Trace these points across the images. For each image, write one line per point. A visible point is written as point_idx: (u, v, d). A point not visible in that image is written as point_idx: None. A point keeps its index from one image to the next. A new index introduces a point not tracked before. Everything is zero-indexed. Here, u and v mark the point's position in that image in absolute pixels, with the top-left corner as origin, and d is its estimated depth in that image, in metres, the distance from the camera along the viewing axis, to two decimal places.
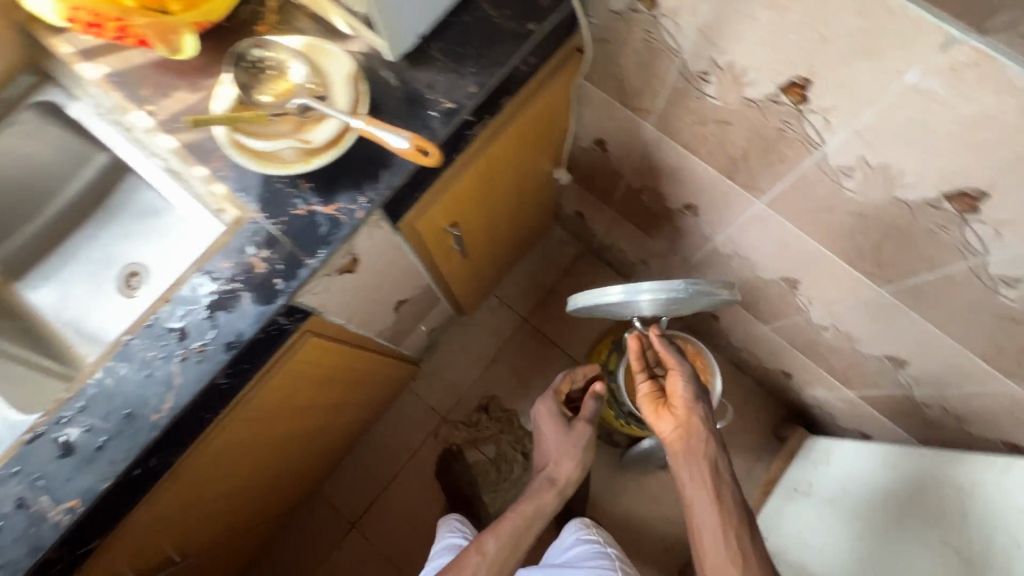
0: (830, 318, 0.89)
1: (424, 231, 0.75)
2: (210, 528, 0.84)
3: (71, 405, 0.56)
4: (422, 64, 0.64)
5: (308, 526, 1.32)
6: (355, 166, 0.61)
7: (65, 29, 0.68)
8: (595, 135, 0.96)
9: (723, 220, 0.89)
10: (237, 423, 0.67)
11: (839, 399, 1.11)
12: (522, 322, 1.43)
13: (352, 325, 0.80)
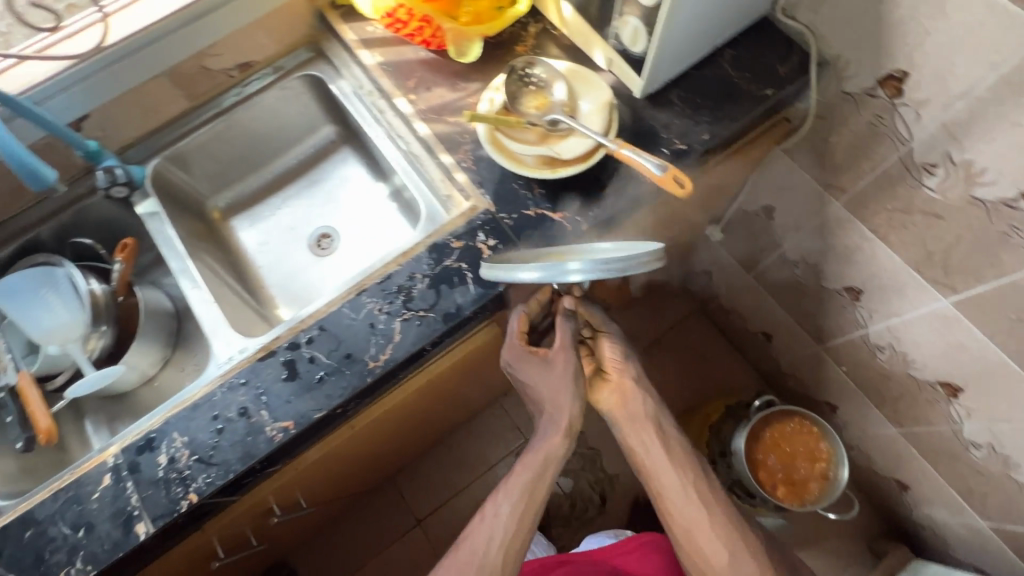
0: (988, 435, 0.85)
1: None
2: (329, 487, 0.87)
3: (302, 336, 0.62)
4: (661, 106, 0.71)
5: (372, 514, 1.29)
6: (587, 183, 0.66)
7: (353, 20, 0.79)
8: (765, 201, 0.99)
9: (888, 310, 0.88)
10: (413, 391, 0.71)
11: (962, 526, 1.04)
12: None
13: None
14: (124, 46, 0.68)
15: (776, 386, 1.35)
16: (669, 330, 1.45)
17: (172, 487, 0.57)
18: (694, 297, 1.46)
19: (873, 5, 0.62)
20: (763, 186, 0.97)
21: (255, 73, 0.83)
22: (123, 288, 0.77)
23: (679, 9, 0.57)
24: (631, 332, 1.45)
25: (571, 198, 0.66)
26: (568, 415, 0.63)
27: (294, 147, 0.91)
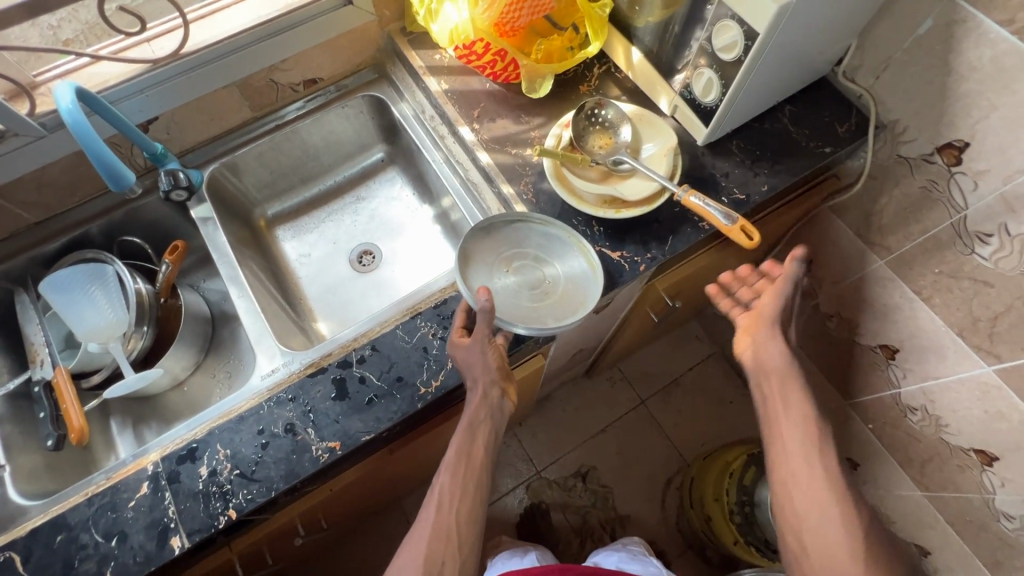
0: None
1: (653, 295, 0.79)
2: (347, 510, 0.84)
3: (355, 355, 0.62)
4: (720, 154, 0.72)
5: (375, 538, 1.22)
6: (646, 225, 0.67)
7: (421, 47, 0.81)
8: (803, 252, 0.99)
9: (924, 371, 0.88)
10: (450, 417, 0.70)
11: None
12: (639, 403, 1.41)
13: (551, 359, 0.83)
14: (201, 55, 0.70)
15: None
16: (689, 370, 1.44)
17: (211, 501, 0.55)
18: (715, 338, 1.46)
19: (940, 76, 0.64)
20: (802, 237, 0.98)
21: (318, 89, 0.85)
22: (166, 290, 0.77)
23: (757, 65, 0.60)
24: (650, 369, 1.44)
25: (629, 239, 0.67)
26: (482, 383, 0.57)
27: (345, 163, 0.92)
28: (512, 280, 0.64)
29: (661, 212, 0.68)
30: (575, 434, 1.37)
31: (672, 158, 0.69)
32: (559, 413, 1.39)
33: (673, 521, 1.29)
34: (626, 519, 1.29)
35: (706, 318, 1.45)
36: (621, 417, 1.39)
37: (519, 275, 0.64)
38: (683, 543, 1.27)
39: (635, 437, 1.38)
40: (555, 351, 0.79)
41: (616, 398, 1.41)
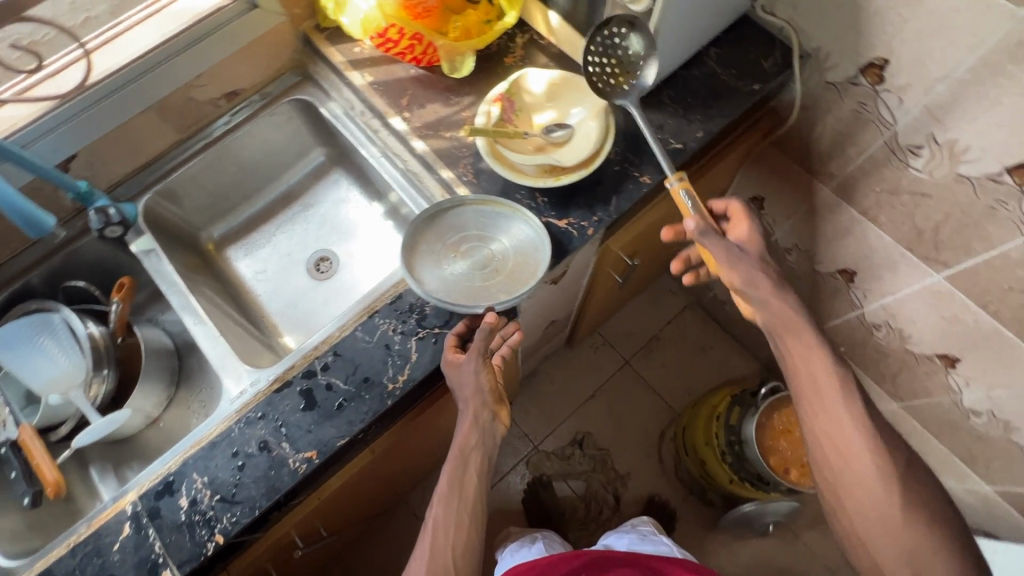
0: (988, 401, 0.88)
1: (611, 257, 0.80)
2: (346, 515, 0.85)
3: (320, 362, 0.61)
4: (654, 107, 0.72)
5: (386, 536, 1.24)
6: (588, 189, 0.67)
7: (340, 42, 0.79)
8: (754, 192, 1.01)
9: (882, 289, 0.90)
10: (428, 410, 0.70)
11: (968, 493, 1.05)
12: (624, 363, 1.43)
13: (523, 334, 0.84)
14: (110, 83, 0.69)
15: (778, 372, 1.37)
16: (667, 324, 1.47)
17: (196, 530, 0.55)
18: (688, 288, 1.48)
19: None
20: (751, 177, 0.99)
21: (241, 100, 0.82)
22: (122, 328, 0.76)
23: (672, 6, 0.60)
24: (630, 329, 1.47)
25: (573, 204, 0.67)
26: (471, 405, 0.59)
27: (286, 172, 0.90)
28: (461, 265, 0.63)
29: (602, 173, 0.68)
30: (566, 403, 1.39)
31: (606, 116, 0.68)
32: (548, 386, 1.41)
33: (671, 470, 1.33)
34: (626, 477, 1.33)
35: (677, 269, 1.47)
36: (609, 380, 1.41)
37: (469, 259, 0.64)
38: (684, 490, 1.31)
39: (624, 397, 1.40)
40: (524, 325, 0.80)
41: (601, 362, 1.43)
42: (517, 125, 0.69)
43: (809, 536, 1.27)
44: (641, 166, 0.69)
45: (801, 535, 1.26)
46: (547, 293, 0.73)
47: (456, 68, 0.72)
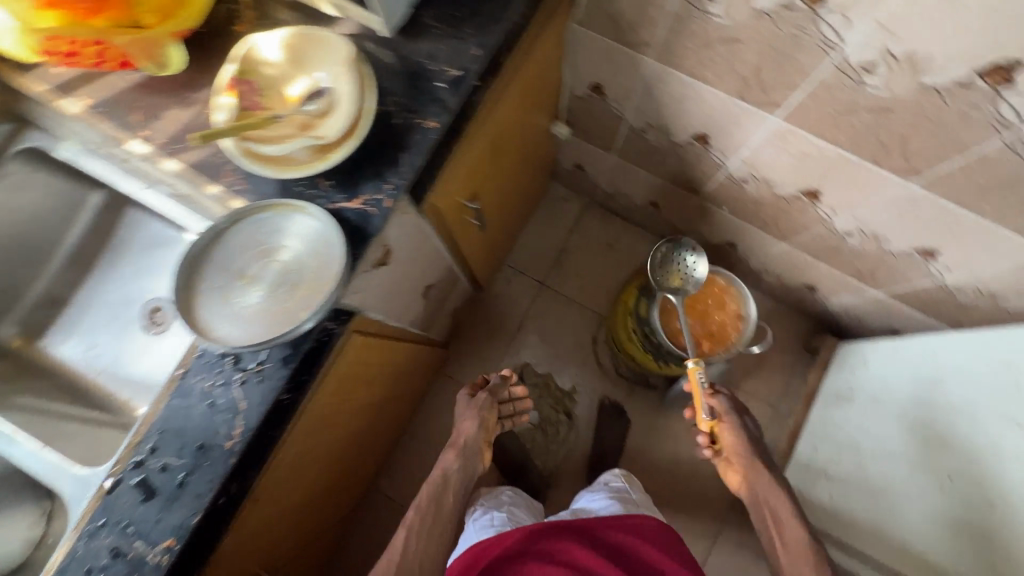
0: (854, 221, 0.88)
1: (445, 208, 0.72)
2: (274, 556, 0.81)
3: (144, 447, 0.55)
4: (419, 34, 0.62)
5: (368, 524, 1.27)
6: (372, 154, 0.59)
7: (34, 66, 0.65)
8: (590, 81, 0.93)
9: (735, 144, 0.87)
10: (301, 439, 0.65)
11: (867, 302, 1.10)
12: (540, 287, 1.41)
13: (387, 318, 0.78)
14: None
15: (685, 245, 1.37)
16: (570, 234, 1.43)
17: None
18: (580, 191, 1.44)
19: None
20: (581, 66, 0.91)
21: None
22: None
23: None
24: (536, 251, 1.43)
25: (360, 175, 0.58)
26: (461, 443, 0.85)
27: (68, 232, 0.79)
28: (257, 296, 0.56)
29: (381, 130, 0.60)
30: (496, 345, 1.38)
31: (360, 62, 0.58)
32: (473, 334, 1.39)
33: (612, 371, 1.36)
34: (573, 393, 1.35)
35: (563, 177, 1.41)
36: (530, 308, 1.40)
37: (263, 287, 0.56)
38: (628, 385, 1.35)
39: (549, 319, 1.39)
40: (377, 315, 0.73)
41: (517, 293, 1.41)
42: (267, 105, 0.59)
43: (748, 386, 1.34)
44: (422, 108, 0.60)
45: (741, 387, 1.33)
46: (380, 277, 0.66)
47: (165, 66, 0.61)
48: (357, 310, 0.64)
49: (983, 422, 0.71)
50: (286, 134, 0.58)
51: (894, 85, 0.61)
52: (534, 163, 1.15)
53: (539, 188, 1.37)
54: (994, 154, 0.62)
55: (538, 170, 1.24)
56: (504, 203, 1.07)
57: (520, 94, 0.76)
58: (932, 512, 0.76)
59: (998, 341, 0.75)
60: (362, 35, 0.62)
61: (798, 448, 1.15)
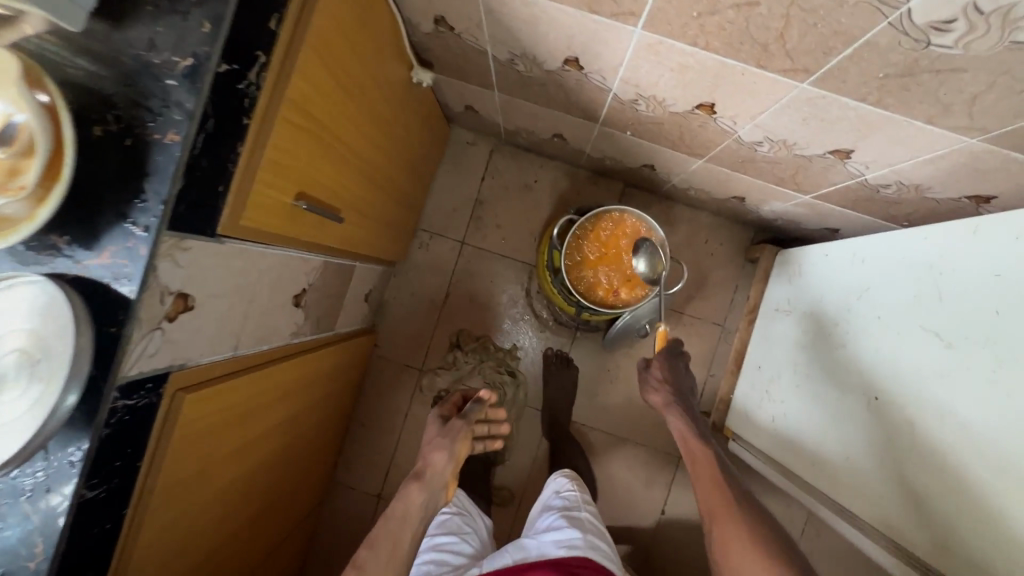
0: (760, 130, 0.97)
1: (261, 222, 0.75)
2: (214, 529, 0.95)
3: (62, 500, 0.61)
4: (131, 21, 0.60)
5: (337, 509, 1.64)
6: (111, 194, 0.59)
7: None
8: (564, 56, 0.96)
9: (678, 50, 0.80)
10: (156, 498, 0.75)
11: (800, 206, 1.30)
12: (460, 246, 1.67)
13: (237, 347, 0.87)
14: None
15: (603, 171, 1.61)
16: (500, 194, 1.67)
17: None
18: (484, 134, 1.65)
19: None
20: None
21: None
22: None
23: None
24: (451, 207, 1.68)
25: (219, 217, 0.67)
26: (438, 451, 1.00)
27: None
28: (65, 348, 0.57)
29: (224, 176, 0.65)
30: (425, 321, 1.67)
31: (186, 125, 0.60)
32: (458, 304, 1.67)
33: (550, 322, 1.66)
34: (511, 350, 1.64)
35: (461, 120, 1.59)
36: (455, 270, 1.67)
37: (64, 333, 0.57)
38: (570, 332, 1.65)
39: (473, 275, 1.67)
40: (214, 360, 0.82)
41: (438, 258, 1.68)
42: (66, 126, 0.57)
43: (691, 308, 1.65)
44: (156, 123, 0.59)
45: (685, 312, 1.65)
46: (213, 302, 0.75)
47: None
48: (171, 369, 0.71)
49: (906, 351, 0.91)
50: (106, 186, 0.60)
51: (922, 42, 0.62)
52: (399, 125, 1.18)
53: (429, 127, 1.42)
54: (925, 111, 0.74)
55: (399, 138, 1.21)
56: (369, 191, 1.12)
57: (320, 52, 0.73)
58: (857, 421, 0.99)
59: (926, 238, 0.94)
60: (191, 67, 0.60)
61: (738, 380, 1.49)
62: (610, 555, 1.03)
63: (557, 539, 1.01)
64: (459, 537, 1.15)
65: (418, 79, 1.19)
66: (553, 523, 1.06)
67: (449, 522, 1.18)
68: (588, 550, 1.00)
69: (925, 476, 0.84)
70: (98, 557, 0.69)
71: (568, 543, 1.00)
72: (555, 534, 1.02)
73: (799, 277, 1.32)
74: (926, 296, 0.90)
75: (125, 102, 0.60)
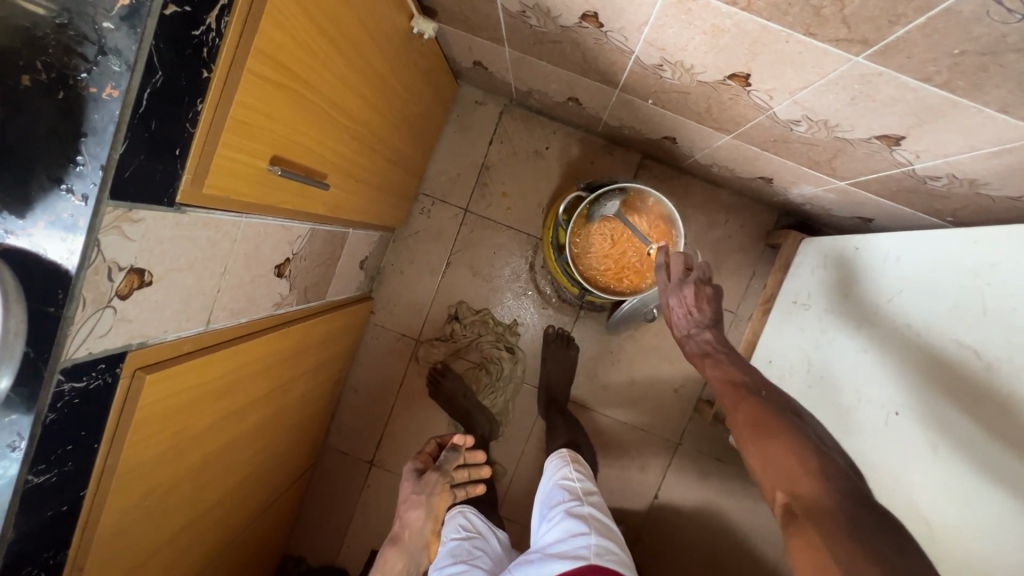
0: (799, 109, 0.86)
1: (226, 191, 0.68)
2: (188, 504, 0.92)
3: (4, 486, 0.57)
4: None
5: (329, 471, 1.64)
6: (45, 155, 0.52)
7: None
8: (583, 10, 0.84)
9: (714, 11, 0.69)
10: (124, 479, 0.72)
11: (831, 191, 1.18)
12: (462, 214, 1.59)
13: (217, 315, 0.83)
14: None
15: (621, 141, 1.50)
16: (508, 158, 1.56)
17: None
18: (495, 93, 1.53)
19: None
20: None
21: None
22: None
23: None
24: (456, 172, 1.58)
25: (177, 183, 0.60)
26: (417, 513, 1.05)
27: None
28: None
29: (181, 138, 0.57)
30: (426, 289, 1.61)
31: (128, 78, 0.51)
32: (460, 271, 1.59)
33: (553, 298, 1.59)
34: (512, 326, 1.59)
35: (471, 78, 1.47)
36: (458, 236, 1.59)
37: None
38: (573, 310, 1.58)
39: (477, 247, 1.59)
40: (181, 338, 0.76)
41: (442, 225, 1.59)
42: None
43: None
44: (92, 75, 0.51)
45: None
46: (177, 275, 0.68)
47: None
48: (129, 348, 0.66)
49: (938, 365, 0.83)
50: (41, 147, 0.52)
51: (1020, 13, 0.50)
52: (397, 85, 1.08)
53: (433, 87, 1.32)
54: (1003, 97, 0.63)
55: (398, 98, 1.11)
56: (362, 153, 1.04)
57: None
58: (879, 437, 0.92)
59: (975, 244, 0.84)
60: (128, 6, 0.50)
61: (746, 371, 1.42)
62: (618, 553, 1.00)
63: (563, 552, 0.98)
64: (469, 564, 1.12)
65: (419, 31, 1.07)
66: (556, 533, 1.03)
67: (459, 551, 1.15)
68: (598, 557, 0.96)
69: (958, 499, 0.78)
70: (56, 539, 0.65)
71: (574, 554, 0.97)
72: (561, 545, 0.99)
73: (822, 270, 1.22)
74: (970, 308, 0.81)
75: (57, 45, 0.51)
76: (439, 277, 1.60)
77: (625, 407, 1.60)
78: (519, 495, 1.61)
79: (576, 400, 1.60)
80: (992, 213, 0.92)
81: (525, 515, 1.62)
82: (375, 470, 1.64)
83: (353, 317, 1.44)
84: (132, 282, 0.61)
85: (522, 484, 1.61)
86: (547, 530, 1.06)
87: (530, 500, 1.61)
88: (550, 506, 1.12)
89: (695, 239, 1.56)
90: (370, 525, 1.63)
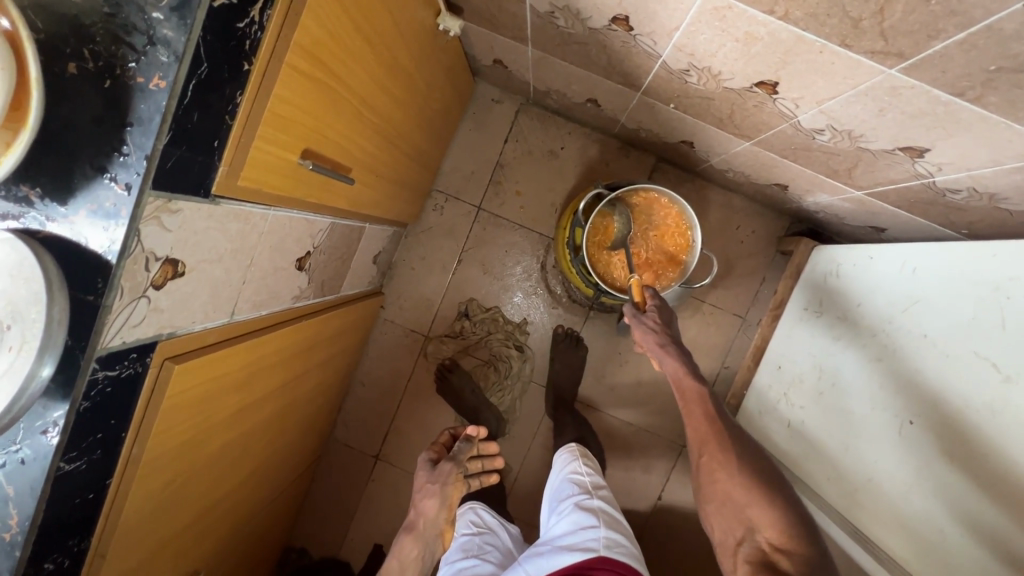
0: (824, 118, 0.87)
1: (257, 185, 0.67)
2: (202, 496, 0.92)
3: (38, 471, 0.57)
4: None
5: (335, 465, 1.65)
6: (87, 143, 0.53)
7: None
8: (614, 12, 0.84)
9: (750, 19, 0.69)
10: (146, 469, 0.72)
11: (847, 200, 1.19)
12: (475, 211, 1.59)
13: (241, 308, 0.83)
14: None
15: (635, 143, 1.50)
16: (522, 157, 1.56)
17: None
18: (512, 93, 1.54)
19: None
20: None
21: None
22: None
23: None
24: (470, 169, 1.58)
25: (214, 174, 0.59)
26: (436, 499, 1.05)
27: None
28: (39, 316, 0.51)
29: (220, 130, 0.57)
30: (437, 285, 1.61)
31: (175, 69, 0.51)
32: (472, 268, 1.60)
33: (563, 298, 1.60)
34: (521, 324, 1.60)
35: (488, 75, 1.47)
36: (471, 233, 1.59)
37: (41, 300, 0.51)
38: (584, 311, 1.59)
39: (489, 244, 1.59)
40: (206, 329, 0.76)
41: (453, 222, 1.59)
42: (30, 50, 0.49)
43: (712, 297, 1.58)
44: (140, 65, 0.51)
45: (705, 299, 1.58)
46: (207, 267, 0.68)
47: None
48: (159, 339, 0.66)
49: (956, 376, 0.84)
50: (86, 136, 0.53)
51: None
52: (420, 81, 1.08)
53: (453, 86, 1.32)
54: None
55: (420, 94, 1.11)
56: (384, 149, 1.04)
57: None
58: (891, 446, 0.93)
59: (994, 258, 0.85)
60: None
61: (755, 375, 1.43)
62: (631, 547, 1.02)
63: (572, 544, 0.99)
64: (480, 559, 1.13)
65: (445, 27, 1.08)
66: (566, 526, 1.04)
67: (470, 546, 1.17)
68: (607, 549, 0.97)
69: (975, 509, 0.79)
70: (79, 527, 0.65)
71: (584, 546, 0.98)
72: (570, 540, 1.00)
73: (835, 278, 1.23)
74: (991, 321, 0.82)
75: (105, 34, 0.52)
76: (450, 274, 1.60)
77: (632, 408, 1.61)
78: (524, 492, 1.62)
79: (583, 401, 1.61)
80: (1009, 228, 0.93)
81: (529, 513, 1.62)
82: (380, 465, 1.64)
83: (364, 311, 1.44)
84: (168, 274, 0.61)
85: (527, 482, 1.62)
86: (557, 524, 1.06)
87: (534, 498, 1.62)
88: (560, 501, 1.12)
89: (706, 243, 1.56)
90: (373, 520, 1.63)
